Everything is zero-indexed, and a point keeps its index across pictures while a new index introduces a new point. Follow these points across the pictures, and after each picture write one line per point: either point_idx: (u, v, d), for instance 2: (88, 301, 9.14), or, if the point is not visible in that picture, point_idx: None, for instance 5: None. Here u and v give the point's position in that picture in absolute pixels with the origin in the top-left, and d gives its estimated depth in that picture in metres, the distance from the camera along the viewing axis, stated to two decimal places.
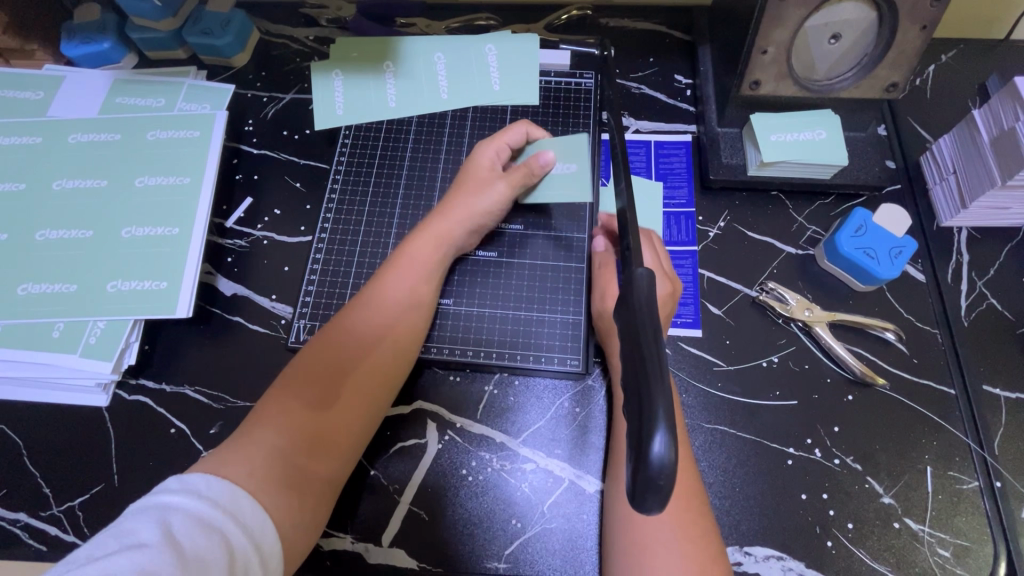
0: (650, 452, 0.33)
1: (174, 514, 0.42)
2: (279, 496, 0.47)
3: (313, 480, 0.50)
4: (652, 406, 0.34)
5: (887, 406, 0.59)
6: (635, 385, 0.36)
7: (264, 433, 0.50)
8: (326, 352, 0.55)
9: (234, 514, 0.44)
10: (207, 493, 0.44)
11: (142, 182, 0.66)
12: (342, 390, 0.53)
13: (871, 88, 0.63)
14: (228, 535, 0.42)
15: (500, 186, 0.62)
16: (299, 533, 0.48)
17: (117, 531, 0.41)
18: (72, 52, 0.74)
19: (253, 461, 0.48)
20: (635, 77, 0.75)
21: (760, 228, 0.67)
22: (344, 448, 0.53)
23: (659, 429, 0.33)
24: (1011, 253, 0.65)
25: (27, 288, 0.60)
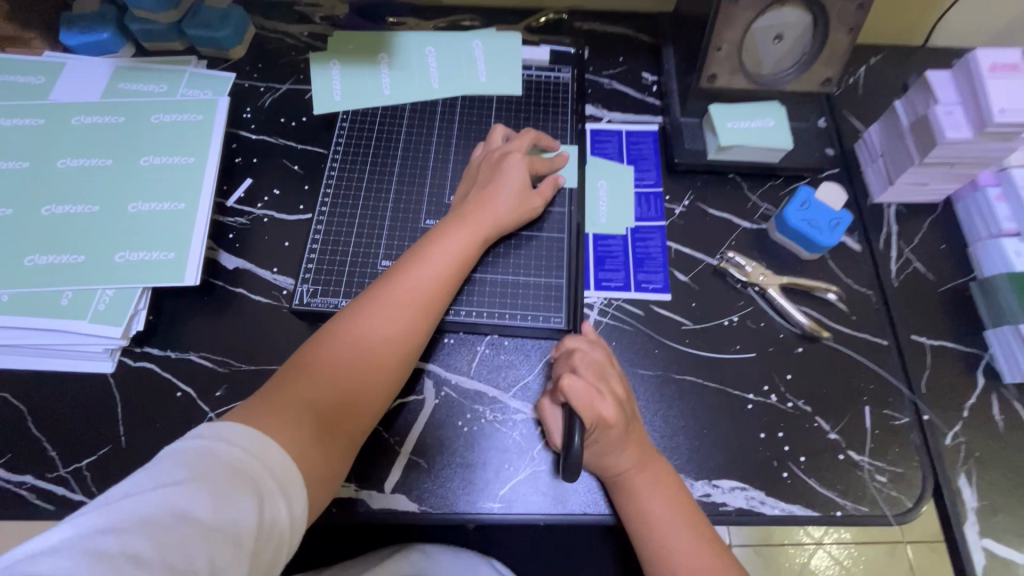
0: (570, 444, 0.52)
1: (208, 458, 0.45)
2: (308, 446, 0.51)
3: (336, 432, 0.54)
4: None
5: (831, 356, 0.67)
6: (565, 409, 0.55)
7: (292, 391, 0.54)
8: (358, 319, 0.59)
9: (263, 460, 0.47)
10: (238, 441, 0.47)
11: (147, 162, 0.69)
12: (363, 351, 0.57)
13: (810, 82, 0.72)
14: (258, 479, 0.46)
15: (516, 173, 0.67)
16: (322, 481, 0.52)
17: (154, 470, 0.44)
18: (72, 41, 0.77)
19: (284, 414, 0.51)
20: (607, 74, 0.84)
21: (719, 206, 0.75)
22: (365, 409, 0.57)
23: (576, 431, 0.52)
24: (931, 225, 0.75)
25: (35, 259, 0.63)
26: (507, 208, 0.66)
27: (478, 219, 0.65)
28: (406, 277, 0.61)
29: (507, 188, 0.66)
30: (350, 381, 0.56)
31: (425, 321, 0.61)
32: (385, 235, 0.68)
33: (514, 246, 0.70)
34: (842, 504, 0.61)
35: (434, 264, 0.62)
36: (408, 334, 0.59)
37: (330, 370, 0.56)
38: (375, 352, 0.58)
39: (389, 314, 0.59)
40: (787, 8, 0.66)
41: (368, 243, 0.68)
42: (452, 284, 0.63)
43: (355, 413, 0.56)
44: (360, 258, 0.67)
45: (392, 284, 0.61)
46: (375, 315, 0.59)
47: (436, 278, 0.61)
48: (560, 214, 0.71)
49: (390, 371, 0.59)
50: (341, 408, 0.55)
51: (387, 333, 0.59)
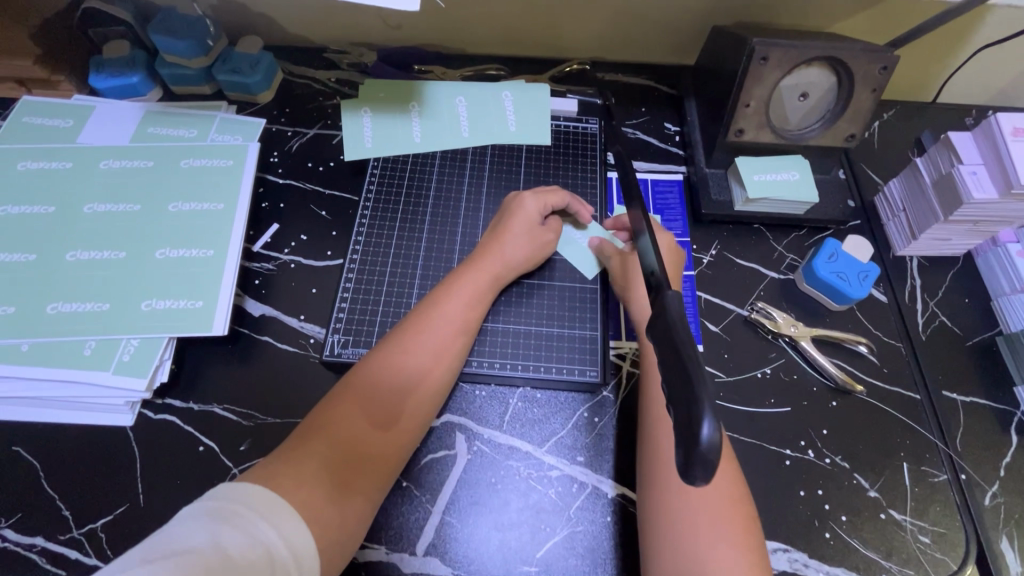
0: (698, 433, 0.33)
1: (223, 522, 0.43)
2: (325, 507, 0.48)
3: (354, 491, 0.51)
4: (696, 398, 0.35)
5: (866, 410, 0.67)
6: (682, 388, 0.36)
7: (309, 448, 0.51)
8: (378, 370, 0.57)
9: (279, 526, 0.45)
10: (256, 503, 0.45)
11: (175, 207, 0.68)
12: (382, 403, 0.55)
13: (834, 138, 0.74)
14: (273, 548, 0.43)
15: (533, 221, 0.68)
16: (338, 546, 0.48)
17: (167, 535, 0.42)
18: (100, 84, 0.77)
19: (300, 472, 0.49)
20: (631, 124, 0.85)
21: (746, 256, 0.76)
22: (382, 468, 0.54)
23: (705, 414, 0.34)
24: (953, 278, 0.76)
25: (58, 307, 0.61)
26: (522, 255, 0.67)
27: (494, 266, 0.65)
28: (423, 323, 0.60)
29: (520, 232, 0.67)
30: (369, 434, 0.54)
31: (444, 369, 0.59)
32: (417, 284, 0.68)
33: (536, 292, 0.69)
34: (887, 567, 0.59)
35: (452, 313, 0.61)
36: (427, 382, 0.58)
37: (348, 423, 0.53)
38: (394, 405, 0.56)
39: (405, 362, 0.58)
40: (812, 68, 0.69)
41: (400, 292, 0.67)
42: (468, 329, 0.62)
43: (374, 469, 0.53)
44: (392, 307, 0.66)
45: (408, 330, 0.60)
46: (395, 364, 0.57)
47: (455, 327, 0.61)
48: (587, 260, 0.71)
49: (409, 423, 0.56)
50: (361, 463, 0.52)
51: (405, 382, 0.57)
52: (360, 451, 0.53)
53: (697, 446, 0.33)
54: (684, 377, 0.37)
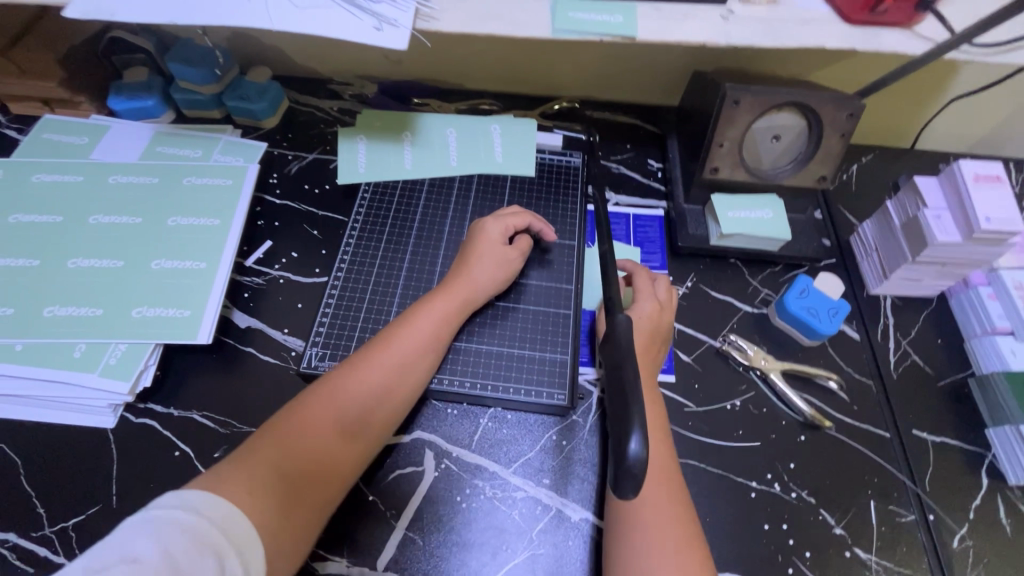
0: (626, 449, 0.35)
1: (173, 534, 0.44)
2: (271, 521, 0.50)
3: (303, 504, 0.53)
4: (629, 415, 0.37)
5: (834, 446, 0.67)
6: (618, 405, 0.39)
7: (262, 464, 0.52)
8: (341, 383, 0.59)
9: (231, 541, 0.46)
10: (206, 512, 0.46)
11: (174, 221, 0.72)
12: (339, 415, 0.57)
13: (806, 179, 0.77)
14: (224, 560, 0.45)
15: (501, 249, 0.71)
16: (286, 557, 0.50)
17: (118, 545, 0.43)
18: (119, 106, 0.83)
19: (249, 478, 0.50)
20: (615, 159, 0.89)
21: (721, 289, 0.78)
22: (334, 477, 0.55)
23: (635, 431, 0.36)
24: (927, 318, 0.77)
25: (53, 310, 0.65)
26: (489, 278, 0.69)
27: (463, 287, 0.67)
28: (386, 344, 0.62)
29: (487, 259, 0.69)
30: (323, 454, 0.55)
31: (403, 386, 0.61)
32: (396, 302, 0.70)
33: (501, 316, 0.71)
34: None
35: (416, 334, 0.63)
36: (386, 403, 0.60)
37: (306, 442, 0.55)
38: (350, 417, 0.57)
39: (366, 382, 0.59)
40: (783, 112, 0.72)
41: (379, 309, 0.70)
42: (431, 348, 0.63)
43: (326, 485, 0.55)
44: (371, 323, 0.69)
45: (371, 352, 0.61)
46: (356, 379, 0.59)
47: (418, 347, 0.62)
48: (558, 282, 0.74)
49: (365, 440, 0.58)
50: (312, 478, 0.54)
51: (364, 395, 0.59)
52: (313, 469, 0.54)
53: (625, 463, 0.35)
54: (621, 397, 0.39)
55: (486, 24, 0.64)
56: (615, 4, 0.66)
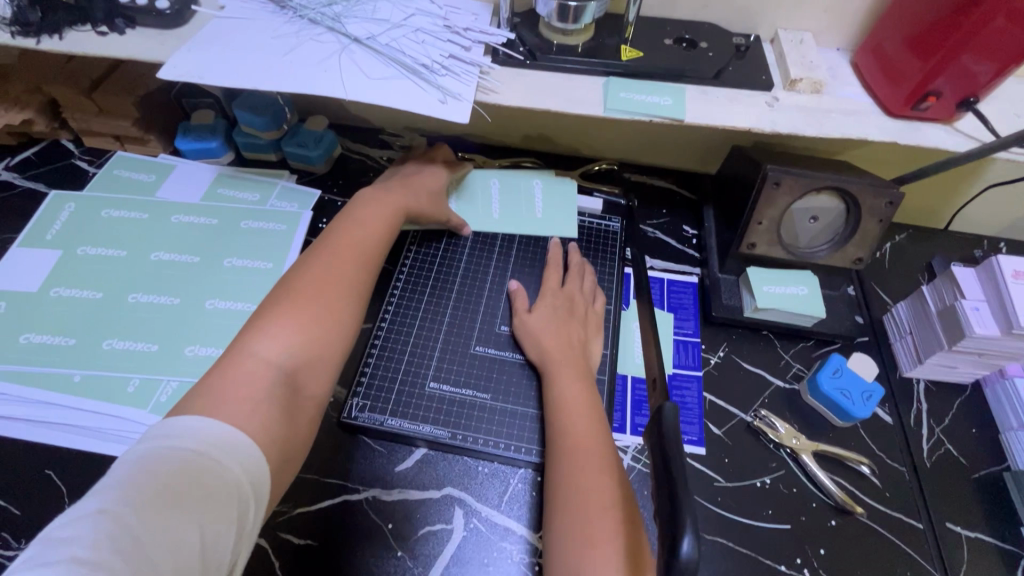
0: (679, 550, 0.36)
1: (179, 465, 0.43)
2: (279, 405, 0.51)
3: (304, 389, 0.55)
4: (681, 513, 0.37)
5: (865, 533, 0.67)
6: (668, 499, 0.39)
7: (247, 354, 0.53)
8: (308, 281, 0.61)
9: (237, 456, 0.46)
10: (195, 432, 0.45)
11: (230, 263, 0.76)
12: (308, 298, 0.59)
13: (842, 259, 0.78)
14: (235, 479, 0.45)
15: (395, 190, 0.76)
16: (294, 441, 0.52)
17: (121, 482, 0.41)
18: (184, 146, 0.88)
19: (233, 386, 0.50)
20: (652, 223, 0.91)
21: (753, 361, 0.79)
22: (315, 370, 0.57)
23: (687, 530, 0.36)
24: (961, 406, 0.77)
25: (113, 344, 0.68)
26: (422, 200, 0.77)
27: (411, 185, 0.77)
28: (339, 239, 0.67)
29: (417, 187, 0.78)
30: (311, 319, 0.58)
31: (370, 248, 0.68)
32: (435, 356, 0.72)
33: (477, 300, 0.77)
34: None
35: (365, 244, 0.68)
36: (357, 278, 0.64)
37: (289, 327, 0.57)
38: (322, 316, 0.59)
39: (337, 265, 0.64)
40: (823, 195, 0.74)
41: (419, 363, 0.72)
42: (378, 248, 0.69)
43: (310, 372, 0.56)
44: (410, 376, 0.71)
45: (333, 247, 0.65)
46: (317, 284, 0.61)
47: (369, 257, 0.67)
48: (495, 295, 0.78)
49: (349, 306, 0.62)
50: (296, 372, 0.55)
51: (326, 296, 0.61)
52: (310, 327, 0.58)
53: (676, 563, 0.35)
54: (671, 491, 0.39)
55: (543, 100, 0.67)
56: (666, 86, 0.70)
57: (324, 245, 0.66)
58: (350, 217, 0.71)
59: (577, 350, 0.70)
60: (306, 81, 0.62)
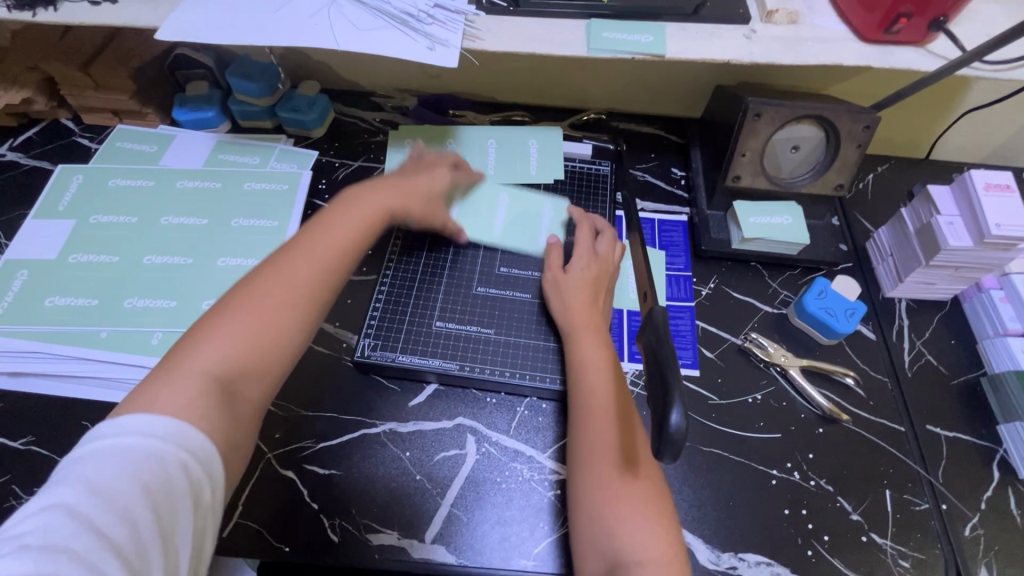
0: (669, 422, 0.40)
1: (131, 454, 0.43)
2: (214, 417, 0.48)
3: (237, 398, 0.51)
4: (670, 394, 0.42)
5: (851, 438, 0.71)
6: (659, 385, 0.43)
7: (192, 352, 0.50)
8: (272, 275, 0.56)
9: (185, 446, 0.45)
10: (150, 432, 0.44)
11: (237, 223, 0.79)
12: (271, 292, 0.54)
13: (824, 187, 0.81)
14: (187, 466, 0.45)
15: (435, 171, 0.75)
16: (229, 457, 0.49)
17: (79, 468, 0.42)
18: (182, 117, 0.90)
19: (185, 393, 0.48)
20: (641, 167, 0.94)
21: (742, 290, 0.83)
22: (271, 368, 0.54)
23: (676, 406, 0.41)
24: (941, 320, 0.81)
25: (133, 302, 0.71)
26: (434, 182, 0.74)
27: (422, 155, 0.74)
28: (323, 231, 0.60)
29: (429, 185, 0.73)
30: (257, 321, 0.53)
31: (342, 253, 0.60)
32: (441, 299, 0.76)
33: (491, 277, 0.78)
34: None
35: (330, 228, 0.61)
36: (320, 283, 0.57)
37: (233, 329, 0.52)
38: (284, 309, 0.54)
39: (307, 260, 0.57)
40: (804, 125, 0.77)
41: (425, 304, 0.76)
42: (354, 240, 0.61)
43: (269, 366, 0.54)
44: (418, 316, 0.75)
45: (301, 241, 0.59)
46: (282, 274, 0.56)
47: (343, 239, 0.61)
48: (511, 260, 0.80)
49: (314, 309, 0.57)
50: (251, 369, 0.52)
51: (295, 288, 0.56)
52: (256, 326, 0.53)
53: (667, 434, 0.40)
54: (663, 377, 0.44)
55: (528, 44, 0.70)
56: (647, 25, 0.72)
57: (300, 234, 0.60)
58: (342, 201, 0.65)
59: (599, 314, 0.70)
60: (298, 35, 0.65)
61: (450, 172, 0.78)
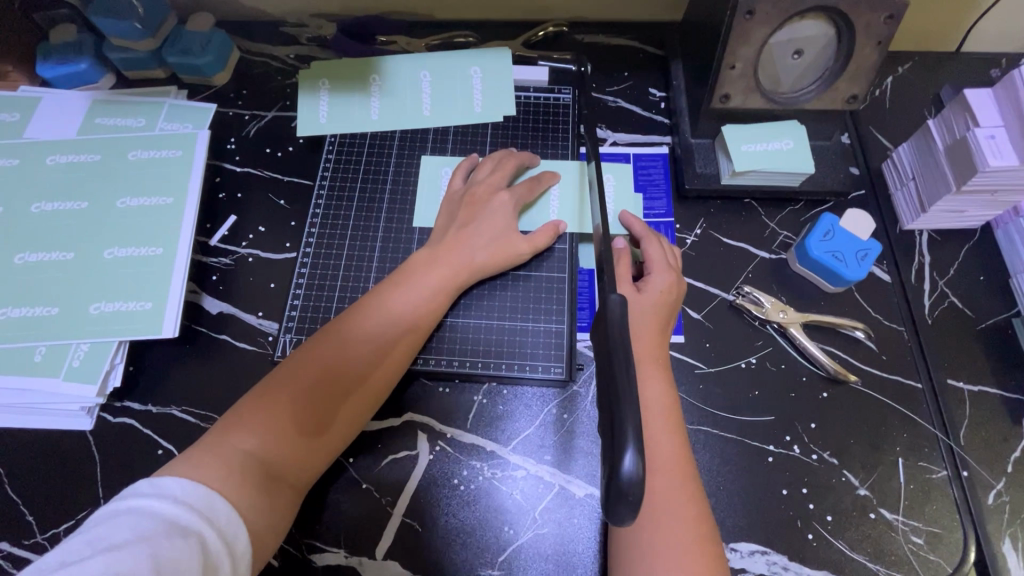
0: (620, 469, 0.35)
1: (148, 519, 0.41)
2: (251, 507, 0.47)
3: (283, 483, 0.50)
4: (622, 428, 0.36)
5: (859, 401, 0.62)
6: (608, 407, 0.37)
7: (236, 438, 0.49)
8: (318, 355, 0.55)
9: (209, 519, 0.43)
10: (187, 496, 0.44)
11: (123, 203, 0.66)
12: (321, 383, 0.53)
13: (834, 100, 0.66)
14: (203, 536, 0.42)
15: (504, 200, 0.64)
16: (261, 546, 0.47)
17: (88, 536, 0.39)
18: (48, 73, 0.73)
19: (222, 470, 0.47)
20: (611, 91, 0.78)
21: (734, 235, 0.70)
22: (314, 461, 0.53)
23: (628, 447, 0.35)
24: (968, 253, 0.69)
25: (7, 312, 0.60)
26: (497, 228, 0.63)
27: (478, 239, 0.62)
28: (381, 305, 0.58)
29: (487, 227, 0.63)
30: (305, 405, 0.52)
31: (398, 345, 0.57)
32: (372, 279, 0.65)
33: (510, 284, 0.65)
34: (874, 570, 0.56)
35: (399, 301, 0.58)
36: (377, 367, 0.56)
37: (280, 413, 0.51)
38: (329, 396, 0.53)
39: (363, 338, 0.56)
40: (807, 21, 0.60)
41: (355, 285, 0.65)
42: (419, 323, 0.58)
43: (303, 460, 0.52)
44: (347, 301, 0.64)
45: (358, 313, 0.57)
46: (330, 356, 0.55)
47: (403, 319, 0.58)
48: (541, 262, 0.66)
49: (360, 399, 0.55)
50: (287, 463, 0.51)
51: (352, 371, 0.55)
52: (302, 412, 0.52)
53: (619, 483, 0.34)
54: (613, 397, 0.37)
55: None
56: None
57: (371, 302, 0.58)
58: (405, 268, 0.61)
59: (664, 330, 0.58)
60: None
61: (515, 193, 0.65)
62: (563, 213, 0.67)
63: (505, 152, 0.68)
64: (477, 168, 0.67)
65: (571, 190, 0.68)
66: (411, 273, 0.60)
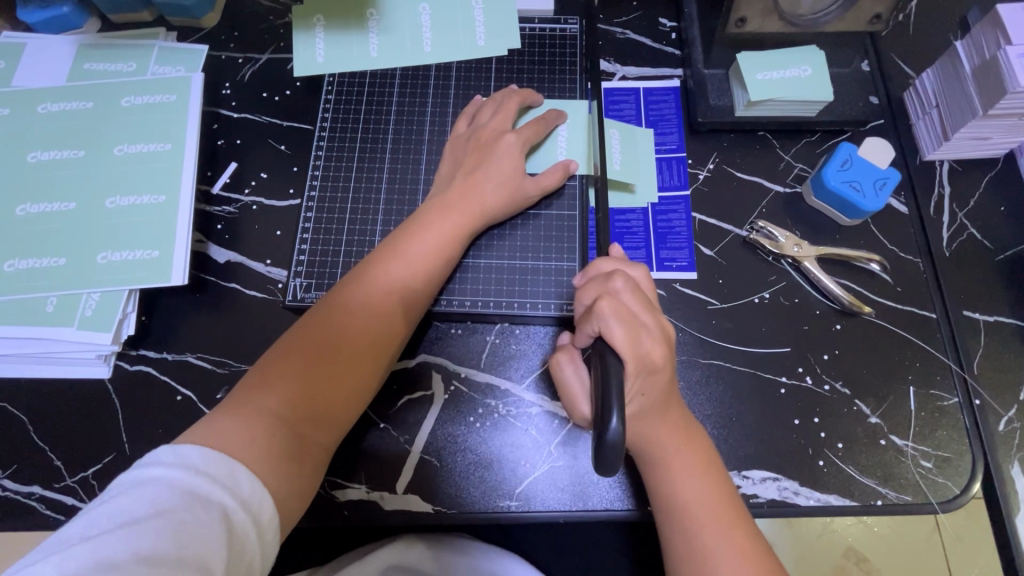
0: (607, 428, 0.41)
1: (167, 491, 0.40)
2: (280, 461, 0.47)
3: (312, 440, 0.51)
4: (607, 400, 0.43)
5: (873, 333, 0.62)
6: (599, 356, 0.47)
7: (264, 397, 0.49)
8: (335, 315, 0.54)
9: (231, 490, 0.43)
10: (205, 465, 0.42)
11: (121, 150, 0.64)
12: (341, 343, 0.53)
13: (855, 21, 0.62)
14: (226, 508, 0.41)
15: (511, 141, 0.61)
16: (295, 494, 0.48)
17: (108, 508, 0.39)
18: (31, 18, 0.68)
19: (252, 430, 0.47)
20: (620, 22, 0.74)
21: (749, 169, 0.68)
22: (342, 414, 0.53)
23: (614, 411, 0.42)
24: (988, 182, 0.67)
25: (14, 263, 0.60)
26: (505, 172, 0.61)
27: (486, 185, 0.60)
28: (393, 259, 0.57)
29: (494, 171, 0.60)
30: (327, 359, 0.52)
31: (416, 294, 0.56)
32: (379, 222, 0.64)
33: (520, 225, 0.64)
34: (883, 493, 0.57)
35: (411, 255, 0.57)
36: (394, 323, 0.55)
37: (298, 372, 0.51)
38: (351, 354, 0.53)
39: (380, 295, 0.55)
40: None
41: (362, 230, 0.64)
42: (432, 276, 0.58)
43: (330, 416, 0.52)
44: (355, 246, 0.63)
45: (368, 270, 0.56)
46: (352, 313, 0.54)
47: (416, 273, 0.56)
48: (552, 203, 0.64)
49: (380, 355, 0.55)
50: (315, 420, 0.51)
51: (369, 328, 0.54)
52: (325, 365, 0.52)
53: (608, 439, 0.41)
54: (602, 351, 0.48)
55: None
56: None
57: (383, 256, 0.57)
58: (416, 218, 0.60)
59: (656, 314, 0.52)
60: None
61: (522, 134, 0.62)
62: (573, 149, 0.65)
63: (511, 88, 0.66)
64: (481, 110, 0.65)
65: (578, 127, 0.66)
66: (422, 225, 0.59)
